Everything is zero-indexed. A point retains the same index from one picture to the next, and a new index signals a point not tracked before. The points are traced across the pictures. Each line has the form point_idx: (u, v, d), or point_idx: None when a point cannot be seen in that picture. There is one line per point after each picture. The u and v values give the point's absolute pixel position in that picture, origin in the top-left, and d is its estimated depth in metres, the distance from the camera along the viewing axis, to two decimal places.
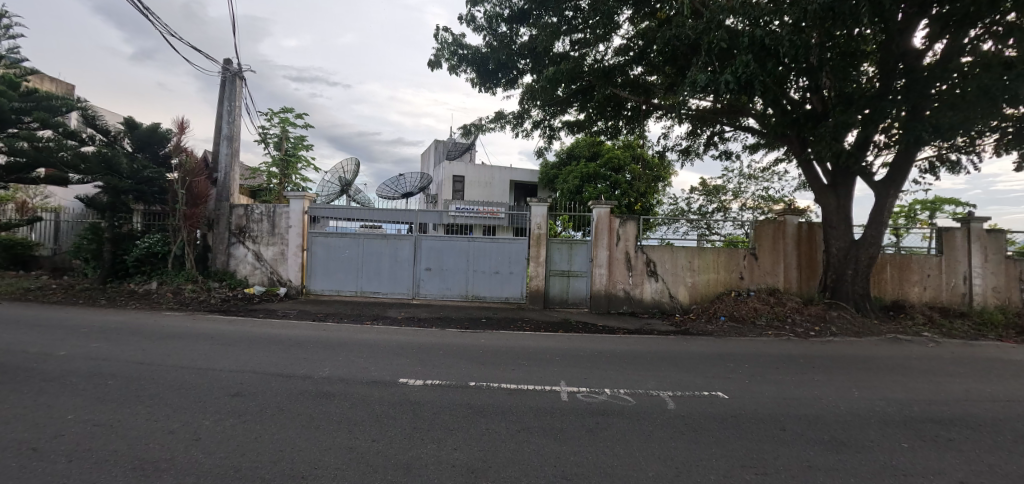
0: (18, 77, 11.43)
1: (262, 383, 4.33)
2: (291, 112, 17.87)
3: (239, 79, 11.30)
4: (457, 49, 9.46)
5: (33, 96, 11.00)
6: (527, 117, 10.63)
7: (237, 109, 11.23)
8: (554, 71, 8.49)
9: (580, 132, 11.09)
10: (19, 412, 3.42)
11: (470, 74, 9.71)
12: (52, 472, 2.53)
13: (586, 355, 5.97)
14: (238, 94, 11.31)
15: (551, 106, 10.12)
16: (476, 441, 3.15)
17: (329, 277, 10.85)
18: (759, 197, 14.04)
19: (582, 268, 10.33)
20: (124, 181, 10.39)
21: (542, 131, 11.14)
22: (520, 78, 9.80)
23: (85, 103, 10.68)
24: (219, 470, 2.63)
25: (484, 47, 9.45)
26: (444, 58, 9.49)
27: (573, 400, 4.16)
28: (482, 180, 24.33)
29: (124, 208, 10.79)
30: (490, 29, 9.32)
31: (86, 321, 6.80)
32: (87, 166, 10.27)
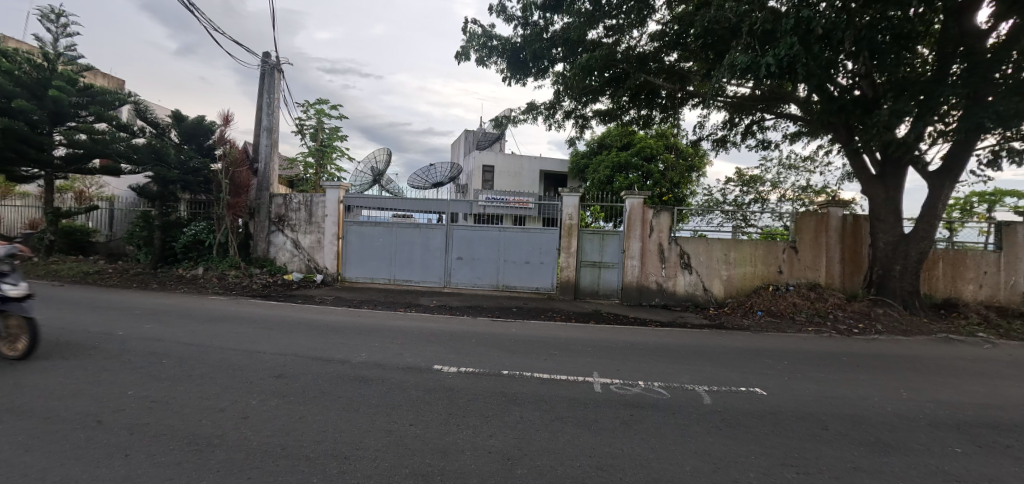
0: (77, 71, 12.10)
1: (302, 366, 4.49)
2: (326, 104, 18.22)
3: (277, 72, 11.58)
4: (486, 40, 9.39)
5: (89, 91, 11.65)
6: (559, 108, 10.52)
7: (276, 101, 11.51)
8: (588, 58, 8.25)
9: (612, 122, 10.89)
10: (86, 388, 3.67)
11: (501, 65, 9.64)
12: (115, 443, 2.71)
13: (620, 347, 5.91)
14: (277, 87, 11.58)
15: (582, 96, 9.94)
16: (510, 429, 3.17)
17: (363, 266, 11.10)
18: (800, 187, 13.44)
19: (614, 259, 10.19)
20: (173, 171, 10.87)
21: (574, 121, 11.04)
22: (552, 68, 9.63)
23: (136, 96, 11.24)
24: (266, 448, 2.74)
25: (518, 37, 9.36)
26: (474, 50, 9.44)
27: (607, 392, 4.13)
28: (513, 170, 24.33)
29: (172, 197, 11.30)
30: (522, 18, 9.20)
31: (141, 304, 7.21)
32: (139, 157, 10.87)
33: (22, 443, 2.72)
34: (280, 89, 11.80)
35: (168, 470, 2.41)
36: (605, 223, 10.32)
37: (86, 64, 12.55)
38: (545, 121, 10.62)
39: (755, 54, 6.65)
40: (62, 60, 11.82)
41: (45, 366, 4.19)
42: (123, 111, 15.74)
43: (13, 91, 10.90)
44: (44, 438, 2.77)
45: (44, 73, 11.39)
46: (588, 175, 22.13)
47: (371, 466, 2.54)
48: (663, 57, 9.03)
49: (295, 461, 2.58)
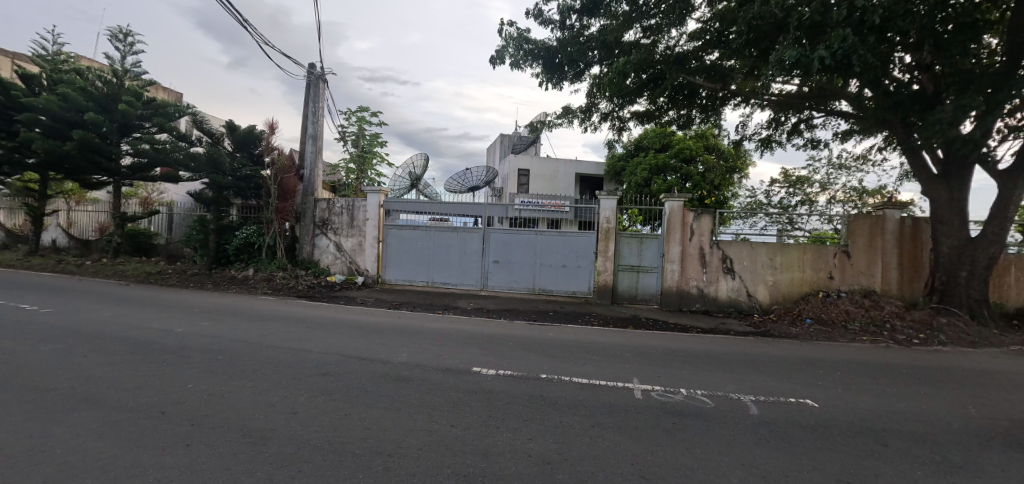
0: (142, 86, 13.06)
1: (346, 365, 4.64)
2: (367, 111, 18.84)
3: (322, 82, 12.07)
4: (523, 44, 9.42)
5: (153, 103, 12.51)
6: (595, 110, 10.44)
7: (320, 110, 11.99)
8: (625, 59, 8.13)
9: (650, 123, 10.71)
10: (150, 381, 3.93)
11: (536, 68, 9.65)
12: (177, 433, 2.89)
13: (660, 354, 5.78)
14: (321, 96, 12.06)
15: (619, 98, 9.83)
16: (550, 433, 3.15)
17: (402, 268, 11.37)
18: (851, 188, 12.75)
19: (652, 263, 9.99)
20: (226, 178, 11.52)
21: (611, 124, 10.92)
22: (588, 70, 9.57)
23: (194, 108, 11.98)
24: (314, 442, 2.85)
25: (552, 40, 9.37)
26: (510, 54, 9.48)
27: (648, 399, 4.03)
28: (548, 174, 24.32)
29: (225, 202, 11.95)
30: (558, 21, 9.19)
31: (198, 303, 7.67)
32: (196, 165, 11.56)
33: (97, 430, 2.95)
34: (324, 98, 12.29)
35: (225, 460, 2.54)
36: (642, 226, 10.06)
37: (149, 79, 13.53)
38: (581, 125, 10.56)
39: (804, 49, 6.36)
40: (129, 75, 12.78)
41: (114, 359, 4.54)
42: (182, 122, 16.83)
43: (87, 106, 11.88)
44: (117, 427, 3.00)
45: (114, 88, 12.33)
46: (624, 178, 21.83)
47: (414, 465, 2.58)
48: (703, 56, 8.80)
49: (342, 456, 2.66)
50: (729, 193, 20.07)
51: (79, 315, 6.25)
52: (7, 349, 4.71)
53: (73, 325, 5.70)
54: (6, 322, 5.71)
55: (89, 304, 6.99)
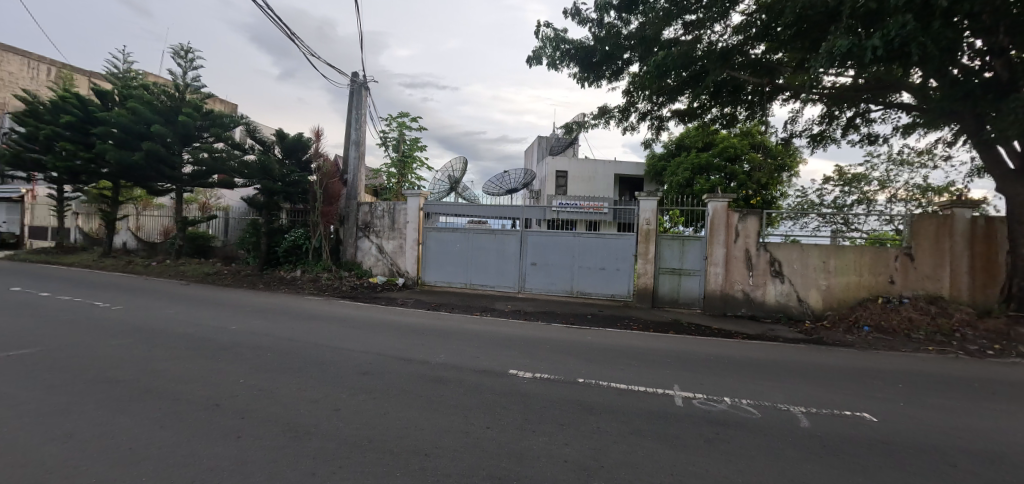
0: (201, 98, 13.98)
1: (386, 364, 4.76)
2: (407, 117, 19.35)
3: (365, 90, 12.49)
4: (560, 44, 9.34)
5: (211, 115, 13.40)
6: (633, 110, 10.25)
7: (363, 117, 12.41)
8: (665, 55, 7.94)
9: (691, 121, 10.42)
10: (207, 375, 4.20)
11: (572, 69, 9.57)
12: (229, 427, 3.07)
13: (704, 360, 5.58)
14: (364, 103, 12.48)
15: (658, 97, 9.63)
16: (586, 439, 3.10)
17: (441, 270, 11.58)
18: (915, 186, 11.87)
19: (695, 266, 9.70)
20: (276, 184, 12.15)
21: (650, 123, 10.70)
22: (626, 68, 9.41)
23: (246, 118, 12.71)
24: (354, 440, 2.93)
25: (589, 40, 9.27)
26: (547, 54, 9.44)
27: (690, 407, 3.90)
28: (586, 175, 24.11)
29: (275, 207, 12.60)
30: (596, 20, 9.08)
31: (251, 302, 8.13)
32: (249, 172, 12.18)
33: (159, 423, 3.18)
34: (366, 105, 12.70)
35: (271, 454, 2.67)
36: (684, 228, 9.78)
37: (207, 92, 14.48)
38: (618, 125, 10.41)
39: (858, 38, 5.99)
40: (190, 89, 13.73)
41: (176, 354, 4.88)
42: (237, 132, 17.94)
43: (153, 119, 12.86)
44: (177, 419, 3.23)
45: (176, 101, 13.28)
46: (665, 178, 21.32)
47: (449, 466, 2.61)
48: (749, 50, 8.44)
49: (379, 454, 2.74)
50: (777, 192, 19.15)
51: (147, 312, 6.77)
52: (86, 343, 5.17)
53: (142, 322, 6.18)
54: (85, 318, 6.28)
55: (155, 302, 7.56)
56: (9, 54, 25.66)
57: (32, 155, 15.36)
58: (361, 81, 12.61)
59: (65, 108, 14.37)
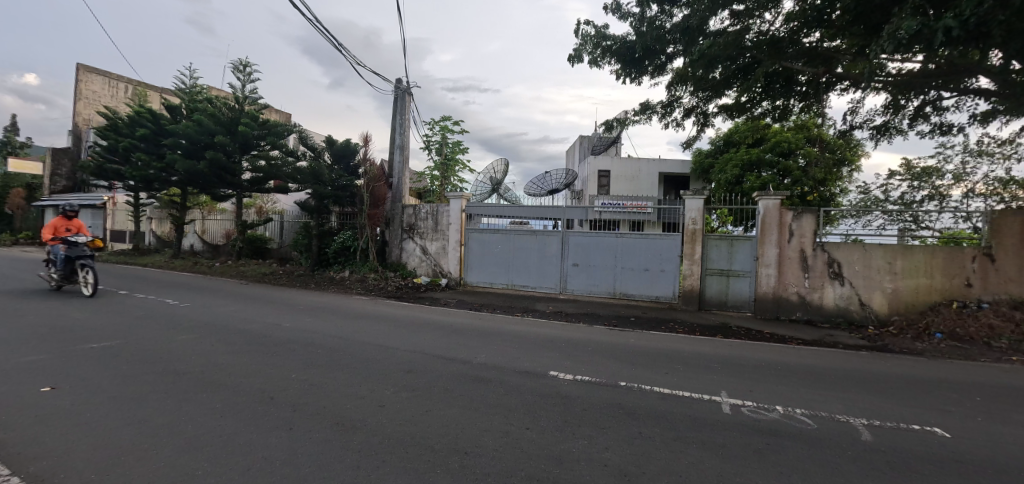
0: (258, 109, 14.88)
1: (428, 363, 4.88)
2: (449, 120, 19.74)
3: (408, 95, 12.83)
4: (600, 40, 9.22)
5: (267, 124, 14.26)
6: (677, 105, 9.95)
7: (407, 121, 12.76)
8: (710, 46, 7.66)
9: (740, 115, 10.00)
10: (265, 369, 4.49)
11: (613, 65, 9.42)
12: (283, 421, 3.27)
13: (755, 366, 5.34)
14: (407, 108, 12.82)
15: (703, 91, 9.31)
16: (627, 443, 3.05)
17: (482, 271, 11.72)
18: (999, 179, 10.80)
19: (744, 268, 9.30)
20: (327, 189, 12.77)
21: (695, 119, 10.37)
22: (670, 62, 9.19)
23: (298, 126, 13.40)
24: (396, 437, 3.03)
25: (631, 34, 9.06)
26: (587, 52, 9.36)
27: (738, 415, 3.74)
28: (629, 174, 23.70)
29: (325, 210, 13.22)
30: (637, 14, 8.88)
31: (304, 301, 8.58)
32: (302, 178, 12.83)
33: (222, 414, 3.43)
34: (410, 110, 13.05)
35: (319, 449, 2.81)
36: (733, 227, 9.58)
37: (263, 103, 15.39)
38: (661, 120, 10.14)
39: (927, 18, 5.53)
40: (248, 101, 14.67)
41: (236, 349, 5.24)
42: (290, 139, 18.98)
43: (216, 130, 13.83)
44: (237, 411, 3.47)
45: (236, 112, 14.21)
46: (713, 176, 20.55)
47: (489, 466, 2.65)
48: (803, 38, 8.00)
49: (420, 452, 2.81)
50: (835, 189, 17.97)
51: (212, 309, 7.31)
52: (159, 337, 5.64)
53: (207, 318, 6.67)
54: (159, 314, 6.86)
55: (219, 300, 8.14)
56: (93, 76, 28.33)
57: (113, 166, 16.93)
58: (404, 86, 12.98)
59: (141, 122, 15.71)
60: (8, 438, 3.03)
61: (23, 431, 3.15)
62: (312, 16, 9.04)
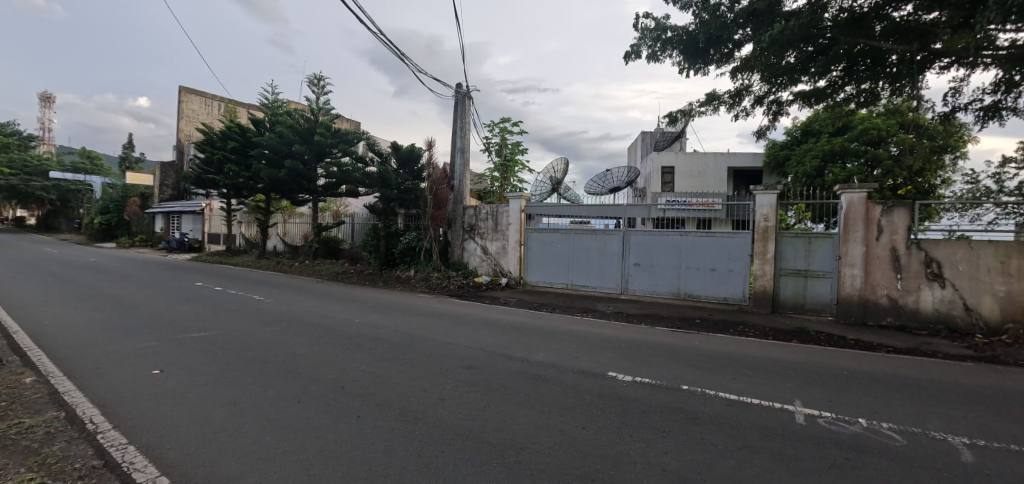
0: (330, 119, 15.99)
1: (488, 360, 5.00)
2: (509, 121, 19.96)
3: (468, 99, 13.17)
4: (661, 33, 8.91)
5: (339, 133, 15.30)
6: (747, 94, 9.39)
7: (467, 124, 13.11)
8: (784, 30, 7.12)
9: (819, 103, 9.26)
10: (338, 361, 4.83)
11: (675, 57, 9.07)
12: (352, 410, 3.51)
13: (837, 375, 4.92)
14: (467, 112, 13.18)
15: (775, 78, 8.73)
16: (688, 449, 2.95)
17: (542, 270, 11.76)
18: None
19: (825, 268, 8.58)
20: (393, 192, 13.49)
21: (767, 108, 9.76)
22: (738, 50, 8.68)
23: (367, 134, 14.24)
24: (454, 431, 3.14)
25: (694, 23, 8.68)
26: (647, 46, 9.10)
27: (813, 426, 3.48)
28: (694, 170, 22.70)
29: (392, 212, 13.94)
30: (699, 2, 8.48)
31: (374, 298, 9.11)
32: (370, 182, 13.64)
33: (300, 400, 3.75)
34: (470, 114, 13.40)
35: (383, 439, 2.99)
36: (813, 224, 8.87)
37: (335, 113, 16.51)
38: (729, 111, 9.62)
39: None
40: (322, 112, 15.82)
41: (313, 341, 5.69)
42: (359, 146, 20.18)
43: (295, 140, 15.05)
44: (312, 398, 3.77)
45: (311, 123, 15.36)
46: (791, 168, 19.14)
47: (544, 463, 2.67)
48: (893, 12, 7.23)
49: (477, 447, 2.89)
50: (936, 180, 15.97)
51: (293, 305, 7.99)
52: (248, 329, 6.27)
53: (290, 313, 7.30)
54: (251, 308, 7.62)
55: (302, 297, 8.89)
56: (192, 96, 31.90)
57: (209, 176, 18.98)
58: (464, 90, 13.33)
59: (232, 136, 17.48)
60: (129, 413, 3.53)
61: (141, 407, 3.65)
62: (376, 28, 9.56)
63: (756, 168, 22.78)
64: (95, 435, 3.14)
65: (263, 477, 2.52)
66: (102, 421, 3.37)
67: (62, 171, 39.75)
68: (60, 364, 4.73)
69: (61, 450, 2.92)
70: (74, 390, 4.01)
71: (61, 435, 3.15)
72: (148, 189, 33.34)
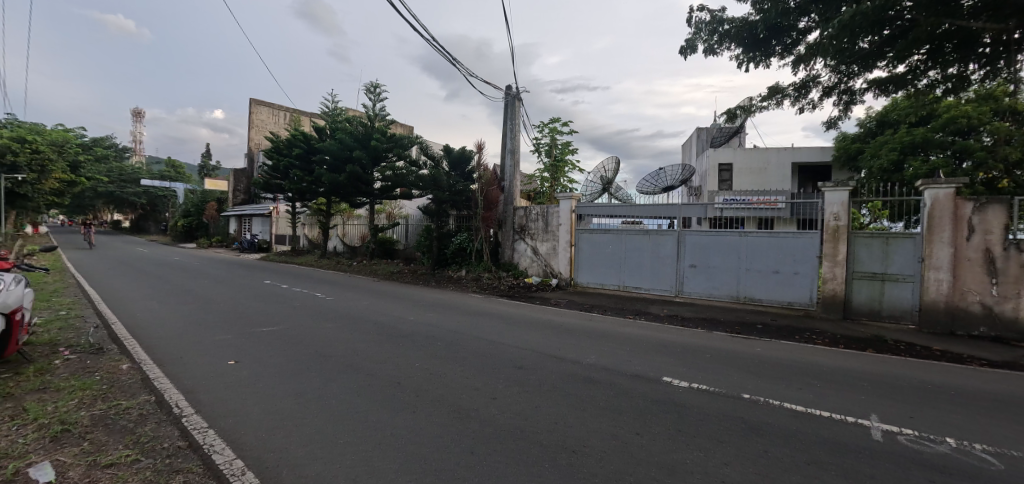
0: (385, 124, 16.66)
1: (539, 360, 5.01)
2: (559, 121, 19.85)
3: (518, 100, 13.26)
4: (717, 26, 8.54)
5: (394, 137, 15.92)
6: (814, 85, 8.77)
7: (517, 125, 13.20)
8: (857, 15, 6.59)
9: (898, 90, 8.48)
10: (395, 357, 5.03)
11: (733, 51, 8.67)
12: (407, 405, 3.64)
13: (921, 389, 4.49)
14: (517, 113, 13.27)
15: (846, 66, 8.10)
16: (749, 461, 2.80)
17: (593, 271, 11.63)
18: None
19: (905, 271, 7.87)
20: (445, 193, 13.85)
21: (837, 98, 9.07)
22: (804, 38, 8.13)
23: (420, 138, 14.73)
24: (504, 430, 3.18)
25: (754, 14, 8.24)
26: (702, 40, 8.75)
27: (892, 443, 3.19)
28: (755, 166, 21.54)
29: (444, 213, 14.31)
30: None
31: (428, 297, 9.42)
32: (424, 184, 14.09)
33: (359, 393, 3.93)
34: (519, 115, 13.48)
35: (437, 435, 3.08)
36: (890, 223, 8.08)
37: (390, 119, 17.19)
38: (794, 104, 9.05)
39: None
40: (378, 118, 16.53)
41: (371, 338, 5.96)
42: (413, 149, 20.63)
43: (354, 145, 15.84)
44: (371, 392, 3.96)
45: (368, 129, 16.07)
46: (863, 163, 17.71)
47: (596, 468, 2.64)
48: None
49: (529, 447, 2.92)
50: None
51: (353, 303, 8.41)
52: (313, 325, 6.68)
53: (351, 311, 7.69)
54: (316, 305, 8.12)
55: (362, 295, 9.34)
56: (261, 107, 34.42)
57: (276, 182, 20.39)
58: (514, 91, 13.43)
59: (297, 144, 18.67)
60: (209, 399, 3.87)
61: (218, 394, 3.99)
62: (429, 36, 9.88)
63: (823, 162, 21.22)
64: (181, 418, 3.47)
65: (327, 465, 2.68)
66: (185, 406, 3.71)
67: (152, 178, 44.32)
68: (150, 353, 5.26)
69: (153, 430, 3.25)
70: (164, 377, 4.45)
71: (152, 417, 3.50)
72: (224, 194, 36.41)
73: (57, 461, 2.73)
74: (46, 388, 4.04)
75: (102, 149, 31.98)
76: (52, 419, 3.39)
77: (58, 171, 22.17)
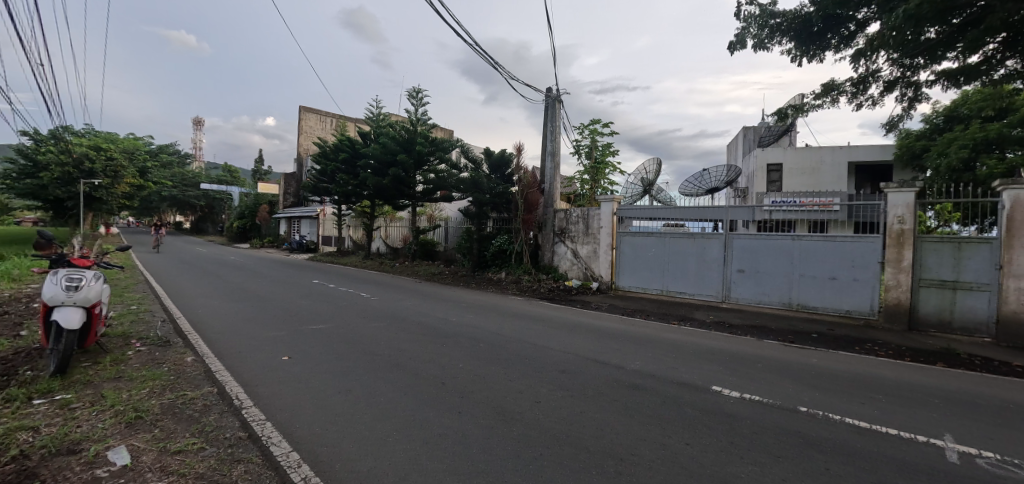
0: (427, 128, 17.06)
1: (583, 365, 4.96)
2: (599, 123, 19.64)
3: (558, 102, 13.23)
4: (768, 19, 8.18)
5: (435, 141, 16.28)
6: (874, 80, 8.24)
7: (557, 128, 13.17)
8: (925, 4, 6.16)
9: (970, 82, 7.83)
10: (439, 358, 5.12)
11: (785, 45, 8.30)
12: (452, 406, 3.69)
13: (1005, 409, 4.09)
14: (558, 115, 13.24)
15: (911, 57, 7.56)
16: (809, 478, 2.65)
17: (634, 275, 11.41)
18: None
19: (980, 279, 7.21)
20: (485, 196, 14.03)
21: (900, 93, 8.47)
22: (863, 29, 7.67)
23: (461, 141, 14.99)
24: (549, 435, 3.16)
25: (807, 5, 7.85)
26: (751, 35, 8.43)
27: (972, 467, 2.93)
28: (808, 166, 20.44)
29: (484, 216, 14.49)
30: None
31: (470, 299, 9.54)
32: (465, 187, 14.34)
33: (406, 392, 4.03)
34: (560, 117, 13.44)
35: (481, 437, 3.11)
36: (961, 227, 7.46)
37: (432, 123, 17.59)
38: (851, 101, 8.53)
39: None
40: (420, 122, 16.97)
41: (415, 338, 6.09)
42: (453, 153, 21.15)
43: (398, 150, 16.34)
44: (417, 392, 4.04)
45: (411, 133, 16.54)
46: (930, 161, 16.44)
47: (644, 476, 2.58)
48: None
49: (574, 452, 2.89)
50: None
51: (397, 303, 8.65)
52: (360, 324, 6.92)
53: (396, 311, 7.90)
54: (363, 305, 8.40)
55: (406, 296, 9.58)
56: (309, 114, 36.10)
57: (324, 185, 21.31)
58: (555, 94, 13.41)
59: (343, 149, 19.46)
60: (266, 393, 4.09)
61: (274, 388, 4.21)
62: (471, 41, 10.05)
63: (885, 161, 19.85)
64: (240, 409, 3.68)
65: (377, 461, 2.76)
66: (244, 398, 3.94)
67: (211, 182, 47.47)
68: (213, 346, 5.63)
69: (216, 420, 3.46)
70: (226, 370, 4.74)
71: (214, 407, 3.74)
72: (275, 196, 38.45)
73: (133, 446, 2.97)
74: (122, 377, 4.40)
75: (167, 155, 34.62)
76: (128, 405, 3.69)
77: (129, 176, 24.34)
